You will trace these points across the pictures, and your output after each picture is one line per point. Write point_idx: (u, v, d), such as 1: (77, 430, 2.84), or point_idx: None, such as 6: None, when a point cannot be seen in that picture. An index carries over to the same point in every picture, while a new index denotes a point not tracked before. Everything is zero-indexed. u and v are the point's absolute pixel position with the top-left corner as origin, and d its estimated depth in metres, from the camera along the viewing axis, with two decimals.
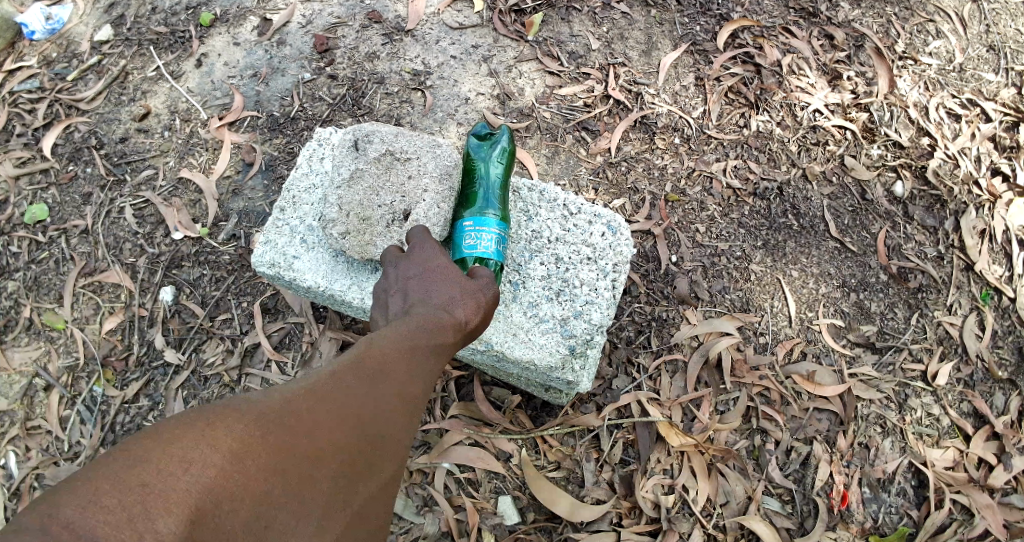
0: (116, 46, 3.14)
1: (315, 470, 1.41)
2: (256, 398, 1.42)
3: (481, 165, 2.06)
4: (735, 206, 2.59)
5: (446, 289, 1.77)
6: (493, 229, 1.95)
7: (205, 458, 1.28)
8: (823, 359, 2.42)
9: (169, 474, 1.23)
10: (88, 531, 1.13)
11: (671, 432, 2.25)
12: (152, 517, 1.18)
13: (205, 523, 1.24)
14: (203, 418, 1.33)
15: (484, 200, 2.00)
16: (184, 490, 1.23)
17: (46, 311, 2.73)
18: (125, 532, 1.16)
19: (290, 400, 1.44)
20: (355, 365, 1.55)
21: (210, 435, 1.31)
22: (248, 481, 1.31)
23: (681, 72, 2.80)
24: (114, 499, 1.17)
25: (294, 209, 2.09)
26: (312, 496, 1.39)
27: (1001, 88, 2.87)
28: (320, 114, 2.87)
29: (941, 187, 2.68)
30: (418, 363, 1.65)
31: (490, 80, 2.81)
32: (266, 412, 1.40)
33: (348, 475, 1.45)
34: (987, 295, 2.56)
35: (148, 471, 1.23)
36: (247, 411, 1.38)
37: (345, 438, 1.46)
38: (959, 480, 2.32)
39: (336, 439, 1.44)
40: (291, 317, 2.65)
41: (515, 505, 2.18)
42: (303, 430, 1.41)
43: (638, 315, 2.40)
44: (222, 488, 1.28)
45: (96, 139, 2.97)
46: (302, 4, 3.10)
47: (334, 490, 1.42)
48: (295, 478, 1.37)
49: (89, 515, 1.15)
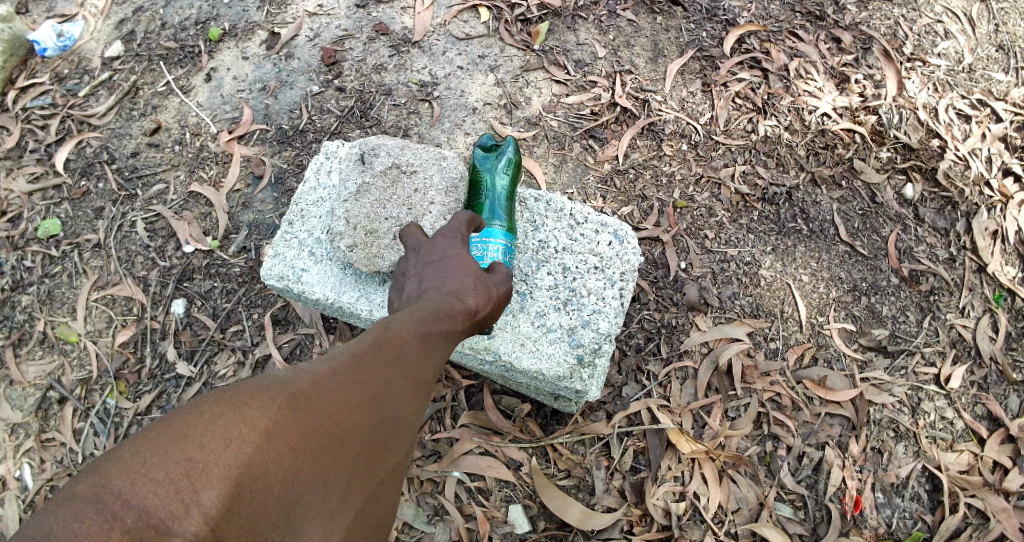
0: (127, 62, 3.18)
1: (342, 449, 1.44)
2: (284, 378, 1.46)
3: (486, 177, 2.07)
4: (744, 212, 2.58)
5: (463, 275, 1.76)
6: (499, 240, 1.96)
7: (242, 436, 1.33)
8: (834, 364, 2.41)
9: (211, 452, 1.29)
10: (140, 501, 1.20)
11: (682, 439, 2.25)
12: (196, 492, 1.25)
13: (242, 500, 1.29)
14: (236, 398, 1.38)
15: (490, 212, 2.01)
16: (224, 468, 1.29)
17: (60, 324, 2.76)
18: (171, 504, 1.22)
19: (318, 380, 1.47)
20: (378, 346, 1.57)
21: (243, 415, 1.36)
22: (278, 462, 1.36)
23: (688, 78, 2.79)
24: (160, 474, 1.24)
25: (303, 222, 2.10)
26: (338, 474, 1.43)
27: (1011, 88, 2.85)
28: (328, 126, 2.89)
29: (952, 188, 2.66)
30: (437, 344, 1.66)
31: (497, 90, 2.82)
32: (293, 394, 1.43)
33: (369, 455, 1.48)
34: (1000, 297, 2.54)
35: (190, 448, 1.28)
36: (275, 392, 1.41)
37: (367, 422, 1.48)
38: (974, 484, 2.30)
39: (359, 423, 1.47)
40: (301, 328, 2.67)
41: (526, 514, 2.18)
42: (330, 410, 1.44)
43: (647, 322, 2.39)
44: (257, 467, 1.33)
45: (108, 154, 3.00)
46: (310, 17, 3.12)
47: (356, 473, 1.45)
48: (323, 456, 1.41)
49: (140, 487, 1.21)
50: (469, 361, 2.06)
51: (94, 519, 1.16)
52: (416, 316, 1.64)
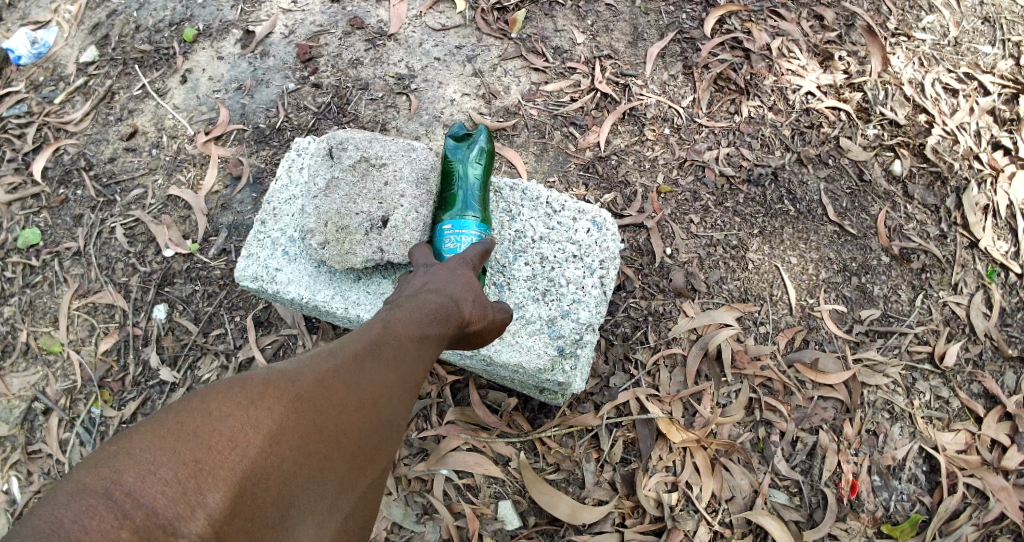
0: (102, 66, 3.13)
1: (339, 449, 1.39)
2: (287, 374, 1.40)
3: (458, 167, 2.04)
4: (729, 195, 2.53)
5: (472, 284, 1.79)
6: (472, 231, 1.93)
7: (248, 435, 1.27)
8: (825, 346, 2.37)
9: (216, 452, 1.23)
10: (148, 500, 1.15)
11: (672, 428, 2.21)
12: (202, 492, 1.19)
13: (245, 501, 1.23)
14: (238, 395, 1.31)
15: (462, 203, 1.98)
16: (230, 468, 1.23)
17: (43, 335, 2.72)
18: (178, 504, 1.16)
19: (321, 379, 1.42)
20: (376, 346, 1.53)
21: (247, 413, 1.30)
22: (280, 462, 1.30)
23: (669, 62, 2.74)
24: (168, 472, 1.18)
25: (275, 220, 2.06)
26: (333, 475, 1.37)
27: (998, 61, 2.81)
28: (306, 124, 2.84)
29: (941, 163, 2.62)
30: (430, 347, 1.63)
31: (475, 80, 2.77)
32: (298, 392, 1.37)
33: (364, 456, 1.43)
34: (993, 273, 2.50)
35: (195, 446, 1.22)
36: (280, 390, 1.36)
37: (366, 422, 1.44)
38: (972, 463, 2.27)
39: (359, 423, 1.43)
40: (284, 329, 2.62)
41: (516, 510, 2.14)
42: (331, 410, 1.40)
43: (633, 310, 2.35)
44: (261, 467, 1.27)
45: (85, 161, 2.96)
46: (284, 14, 3.07)
47: (352, 474, 1.40)
48: (322, 456, 1.36)
49: (148, 486, 1.16)
50: (448, 356, 2.01)
51: (103, 517, 1.11)
52: (418, 317, 1.63)
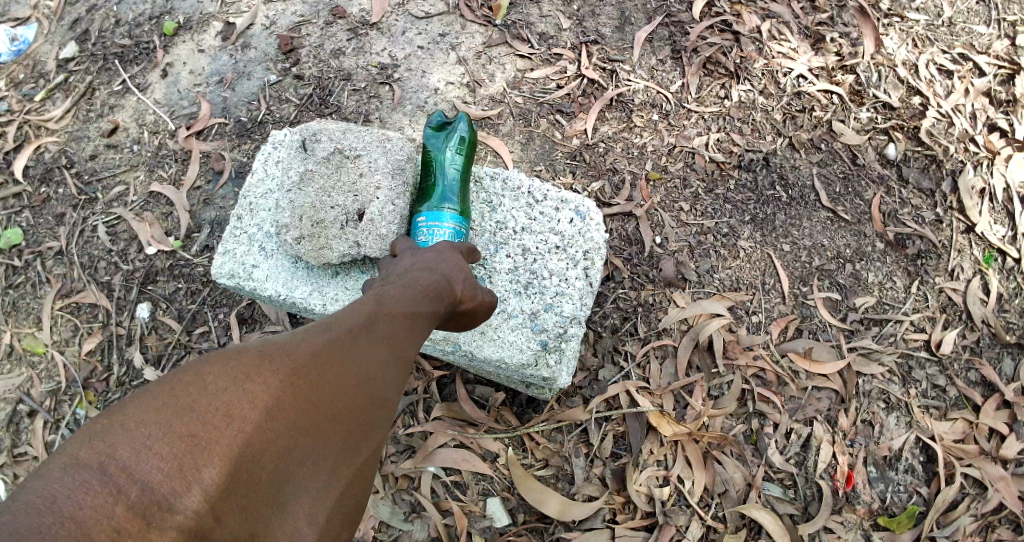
0: (82, 62, 3.07)
1: (337, 424, 1.33)
2: (282, 347, 1.34)
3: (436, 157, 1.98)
4: (720, 181, 2.48)
5: (461, 266, 1.75)
6: (447, 223, 1.89)
7: (244, 409, 1.21)
8: (819, 336, 2.32)
9: (211, 427, 1.17)
10: (143, 476, 1.09)
11: (663, 421, 2.16)
12: (199, 466, 1.13)
13: (243, 478, 1.17)
14: (233, 368, 1.25)
15: (439, 194, 1.92)
16: (227, 443, 1.17)
17: (26, 336, 2.67)
18: (173, 480, 1.10)
19: (317, 353, 1.36)
20: (372, 321, 1.48)
21: (243, 386, 1.23)
22: (277, 439, 1.24)
23: (657, 46, 2.68)
24: (163, 445, 1.12)
25: (252, 216, 2.01)
26: (330, 450, 1.31)
27: (994, 40, 2.75)
28: (288, 117, 2.79)
29: (936, 147, 2.56)
30: (426, 323, 1.58)
31: (459, 69, 2.71)
32: (294, 366, 1.31)
33: (361, 432, 1.37)
34: (991, 258, 2.45)
35: (190, 421, 1.16)
36: (275, 363, 1.29)
37: (363, 396, 1.38)
38: (970, 453, 2.23)
39: (356, 398, 1.37)
40: (269, 326, 2.57)
41: (505, 507, 2.10)
42: (328, 383, 1.34)
43: (623, 301, 2.30)
44: (257, 442, 1.21)
45: (67, 159, 2.90)
46: (265, 4, 3.01)
47: (350, 449, 1.34)
48: (318, 431, 1.30)
49: (143, 461, 1.10)
50: (429, 351, 1.97)
51: (97, 492, 1.05)
52: (410, 294, 1.58)
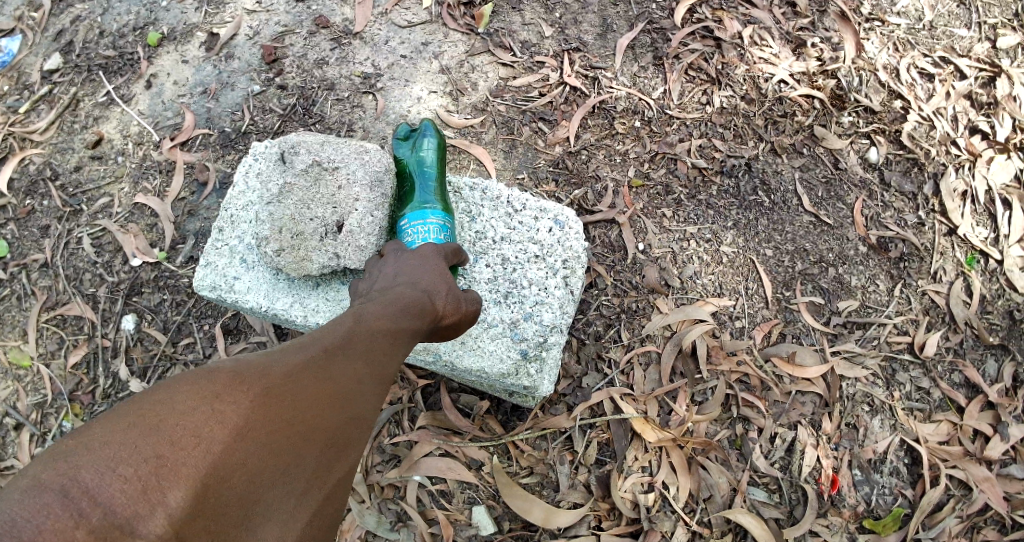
0: (66, 74, 3.07)
1: (310, 444, 1.33)
2: (256, 366, 1.35)
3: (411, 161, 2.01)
4: (703, 187, 2.49)
5: (443, 272, 1.75)
6: (432, 219, 1.89)
7: (213, 431, 1.22)
8: (803, 340, 2.32)
9: (179, 447, 1.18)
10: (106, 498, 1.09)
11: (647, 427, 2.17)
12: (164, 490, 1.13)
13: (209, 499, 1.18)
14: (204, 388, 1.26)
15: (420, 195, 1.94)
16: (194, 465, 1.18)
17: (11, 349, 2.67)
18: (137, 502, 1.11)
19: (291, 372, 1.37)
20: (349, 338, 1.48)
21: (213, 408, 1.24)
22: (246, 460, 1.24)
23: (639, 53, 2.69)
24: (128, 468, 1.13)
25: (233, 228, 2.01)
26: (302, 471, 1.31)
27: (974, 43, 2.77)
28: (272, 127, 2.79)
29: (917, 150, 2.58)
30: (405, 339, 1.58)
31: (442, 77, 2.72)
32: (266, 387, 1.32)
33: (336, 451, 1.37)
34: (973, 259, 2.46)
35: (157, 441, 1.17)
36: (246, 384, 1.30)
37: (338, 415, 1.38)
38: (954, 454, 2.24)
39: (330, 417, 1.37)
40: (254, 337, 2.57)
41: (490, 515, 2.10)
42: (300, 403, 1.34)
43: (606, 308, 2.31)
44: (225, 464, 1.21)
45: (51, 171, 2.90)
46: (248, 15, 3.02)
47: (322, 470, 1.34)
48: (290, 451, 1.30)
49: (108, 482, 1.10)
50: (412, 362, 1.98)
51: (59, 515, 1.05)
52: (389, 306, 1.59)
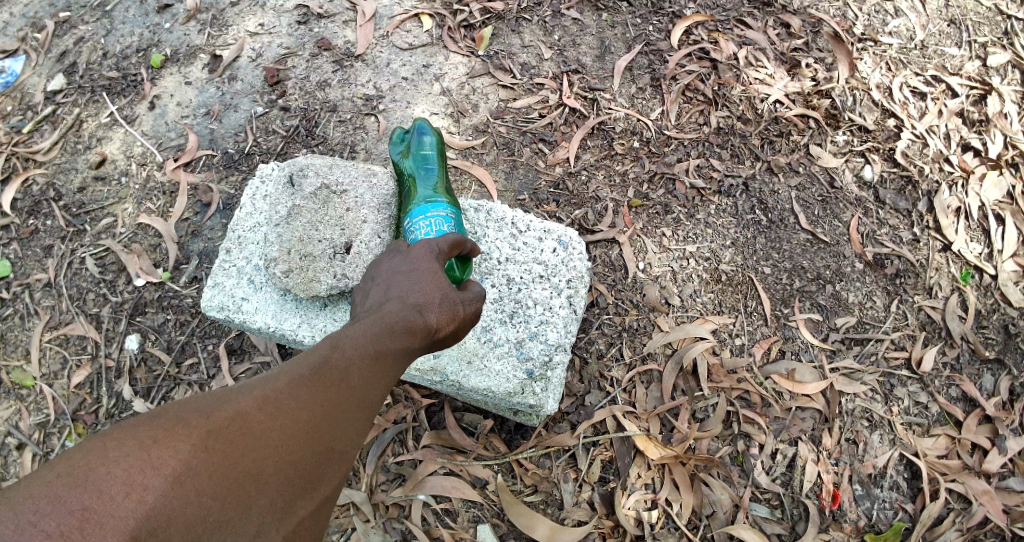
0: (70, 94, 3.10)
1: (264, 484, 1.35)
2: (211, 406, 1.36)
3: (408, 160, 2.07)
4: (701, 206, 2.53)
5: (434, 282, 1.70)
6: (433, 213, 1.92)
7: (153, 479, 1.23)
8: (802, 356, 2.35)
9: (121, 500, 1.20)
10: None
11: (649, 445, 2.19)
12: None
13: None
14: (150, 432, 1.28)
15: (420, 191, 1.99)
16: (129, 514, 1.19)
17: (14, 369, 2.68)
18: None
19: (246, 410, 1.38)
20: (320, 367, 1.48)
21: (157, 453, 1.26)
22: (191, 503, 1.26)
23: (637, 74, 2.74)
24: (60, 521, 1.15)
25: (240, 249, 2.03)
26: (256, 511, 1.33)
27: (965, 63, 2.83)
28: (275, 148, 2.82)
29: (911, 168, 2.62)
30: (387, 361, 1.57)
31: (443, 99, 2.75)
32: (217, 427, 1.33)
33: (295, 488, 1.39)
34: (968, 275, 2.50)
35: (92, 490, 1.19)
36: (195, 426, 1.32)
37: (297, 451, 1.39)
38: (953, 468, 2.26)
39: (288, 454, 1.38)
40: (258, 357, 2.59)
41: (495, 533, 2.12)
42: (256, 442, 1.36)
43: (608, 327, 2.33)
44: (168, 510, 1.23)
45: (55, 191, 2.92)
46: (251, 37, 3.06)
47: (279, 508, 1.36)
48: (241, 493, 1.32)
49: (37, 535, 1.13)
50: (418, 381, 2.00)
51: None
52: (372, 330, 1.57)
